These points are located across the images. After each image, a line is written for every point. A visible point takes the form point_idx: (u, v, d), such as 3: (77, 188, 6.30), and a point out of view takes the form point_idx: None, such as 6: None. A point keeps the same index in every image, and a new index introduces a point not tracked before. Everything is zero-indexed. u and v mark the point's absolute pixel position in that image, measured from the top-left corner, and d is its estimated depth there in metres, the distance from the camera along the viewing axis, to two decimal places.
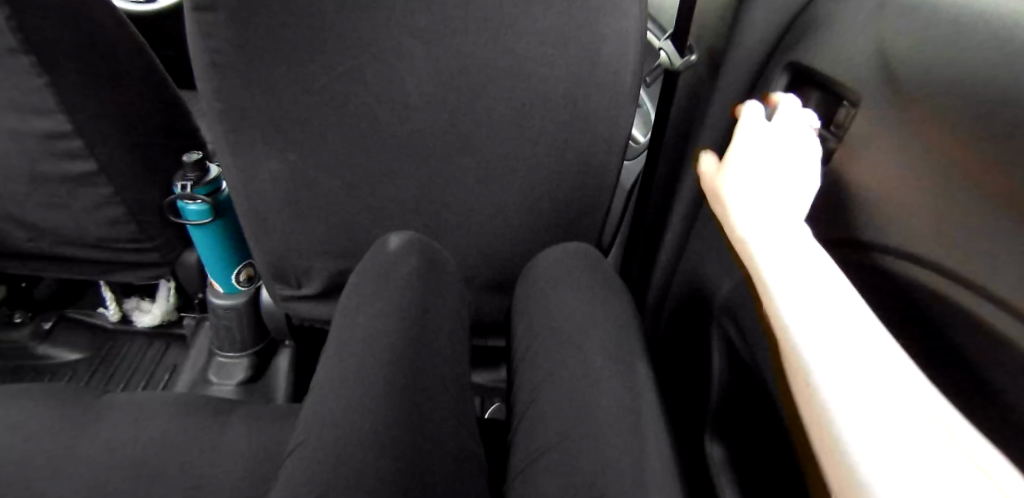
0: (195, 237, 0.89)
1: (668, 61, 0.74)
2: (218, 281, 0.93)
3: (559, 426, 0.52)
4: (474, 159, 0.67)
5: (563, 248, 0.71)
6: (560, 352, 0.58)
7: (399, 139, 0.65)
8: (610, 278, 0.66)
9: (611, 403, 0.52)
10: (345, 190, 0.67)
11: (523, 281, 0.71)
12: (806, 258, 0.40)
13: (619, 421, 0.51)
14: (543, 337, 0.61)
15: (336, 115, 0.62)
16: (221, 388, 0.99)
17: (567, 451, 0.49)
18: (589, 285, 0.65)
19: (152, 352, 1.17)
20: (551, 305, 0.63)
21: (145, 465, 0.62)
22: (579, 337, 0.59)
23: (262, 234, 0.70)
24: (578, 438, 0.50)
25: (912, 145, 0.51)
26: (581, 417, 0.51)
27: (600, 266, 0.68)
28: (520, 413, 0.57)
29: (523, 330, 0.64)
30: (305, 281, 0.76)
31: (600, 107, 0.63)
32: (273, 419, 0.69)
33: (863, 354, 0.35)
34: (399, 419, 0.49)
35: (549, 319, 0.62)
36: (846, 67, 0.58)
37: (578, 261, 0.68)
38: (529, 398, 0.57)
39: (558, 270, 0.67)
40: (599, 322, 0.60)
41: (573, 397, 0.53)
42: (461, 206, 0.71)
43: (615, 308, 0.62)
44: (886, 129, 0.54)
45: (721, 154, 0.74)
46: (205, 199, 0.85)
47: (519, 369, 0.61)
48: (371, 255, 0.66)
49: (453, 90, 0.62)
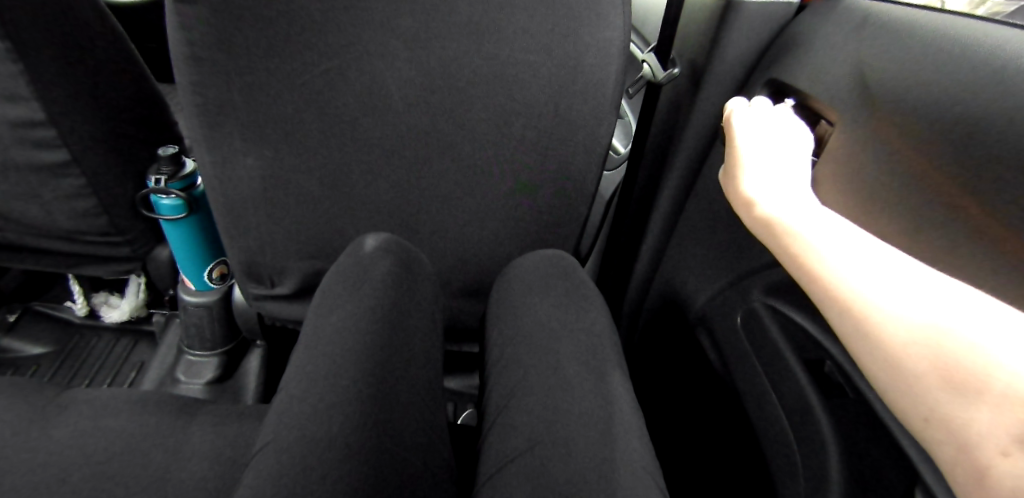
0: (167, 232, 0.86)
1: (651, 73, 0.72)
2: (190, 278, 0.91)
3: (532, 433, 0.51)
4: (454, 164, 0.66)
5: (538, 256, 0.70)
6: (534, 358, 0.57)
7: (378, 141, 0.64)
8: (589, 287, 0.66)
9: (586, 412, 0.51)
10: (322, 189, 0.66)
11: (497, 287, 0.70)
12: (817, 217, 0.46)
13: (593, 430, 0.50)
14: (517, 343, 0.60)
15: (314, 114, 0.61)
16: (188, 387, 0.96)
17: (537, 457, 0.48)
18: (565, 293, 0.64)
19: (119, 348, 1.13)
20: (526, 312, 0.63)
21: (104, 465, 0.60)
22: (553, 345, 0.58)
23: (236, 233, 0.68)
24: (551, 445, 0.49)
25: (890, 166, 0.52)
26: (554, 425, 0.51)
27: (578, 272, 0.67)
28: (491, 419, 0.56)
29: (497, 336, 0.63)
30: (278, 281, 0.74)
31: (582, 116, 0.63)
32: (240, 419, 0.67)
33: (885, 270, 0.41)
34: (372, 426, 0.48)
35: (523, 327, 0.61)
36: (826, 89, 0.59)
37: (552, 268, 0.67)
38: (501, 404, 0.56)
39: (533, 277, 0.66)
40: (575, 330, 0.59)
41: (547, 403, 0.53)
42: (439, 210, 0.70)
43: (592, 315, 0.62)
44: (864, 150, 0.55)
45: (702, 168, 0.74)
46: (180, 194, 0.82)
47: (491, 376, 0.60)
48: (345, 256, 0.65)
49: (436, 92, 0.61)
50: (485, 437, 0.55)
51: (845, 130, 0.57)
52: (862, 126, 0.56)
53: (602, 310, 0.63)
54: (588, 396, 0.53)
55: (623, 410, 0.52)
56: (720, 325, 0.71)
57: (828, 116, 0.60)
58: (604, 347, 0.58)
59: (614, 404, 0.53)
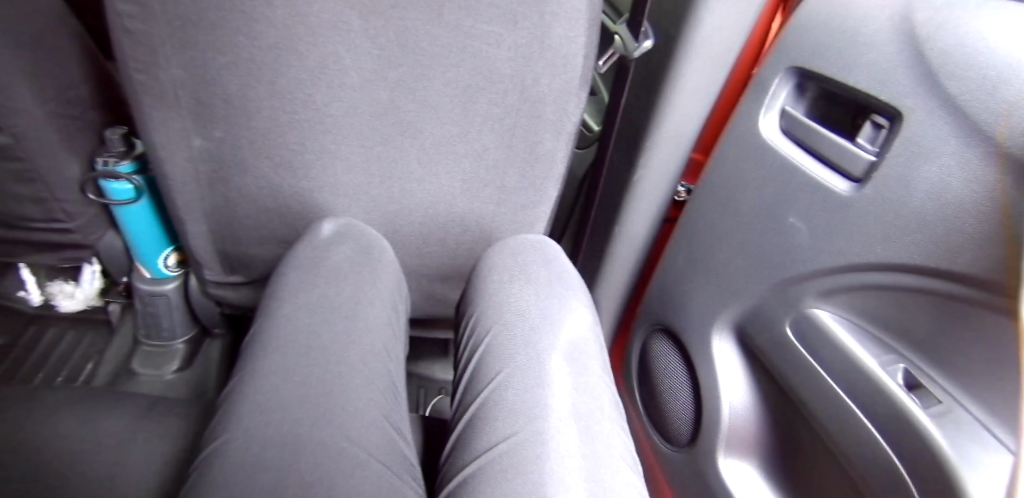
0: (121, 218, 0.81)
1: (623, 45, 0.67)
2: (146, 265, 0.87)
3: (508, 427, 0.49)
4: (416, 143, 0.63)
5: (516, 243, 0.68)
6: (514, 347, 0.55)
7: (334, 119, 0.60)
8: (573, 274, 0.64)
9: (563, 408, 0.50)
10: (276, 170, 0.63)
11: (473, 273, 0.67)
12: None
13: (570, 427, 0.48)
14: (497, 331, 0.58)
15: (264, 91, 0.57)
16: (147, 378, 0.93)
17: (512, 452, 0.47)
18: (546, 281, 0.62)
19: (72, 340, 1.05)
20: (506, 300, 0.60)
21: (50, 461, 0.56)
22: (532, 334, 0.56)
23: (194, 214, 0.66)
24: (527, 441, 0.47)
25: (936, 155, 0.44)
26: (531, 418, 0.49)
27: (560, 260, 0.65)
28: (466, 411, 0.53)
29: (473, 323, 0.61)
30: (240, 266, 0.72)
31: (550, 92, 0.60)
32: (198, 411, 0.64)
33: None
34: (329, 426, 0.45)
35: (501, 315, 0.59)
36: (858, 71, 0.52)
37: (532, 255, 0.65)
38: (476, 395, 0.54)
39: (510, 262, 0.64)
40: (554, 319, 0.57)
41: (526, 396, 0.51)
42: (404, 193, 0.66)
43: (574, 306, 0.60)
44: (907, 137, 0.47)
45: (678, 150, 0.70)
46: (132, 179, 0.77)
47: (467, 365, 0.58)
48: (300, 244, 0.61)
49: (396, 67, 0.57)
50: (457, 428, 0.53)
51: (886, 120, 0.50)
52: (897, 116, 0.48)
53: (585, 300, 0.61)
54: (569, 392, 0.51)
55: (599, 408, 0.51)
56: (691, 307, 0.70)
57: (872, 115, 0.51)
58: (585, 340, 0.57)
59: (591, 400, 0.51)
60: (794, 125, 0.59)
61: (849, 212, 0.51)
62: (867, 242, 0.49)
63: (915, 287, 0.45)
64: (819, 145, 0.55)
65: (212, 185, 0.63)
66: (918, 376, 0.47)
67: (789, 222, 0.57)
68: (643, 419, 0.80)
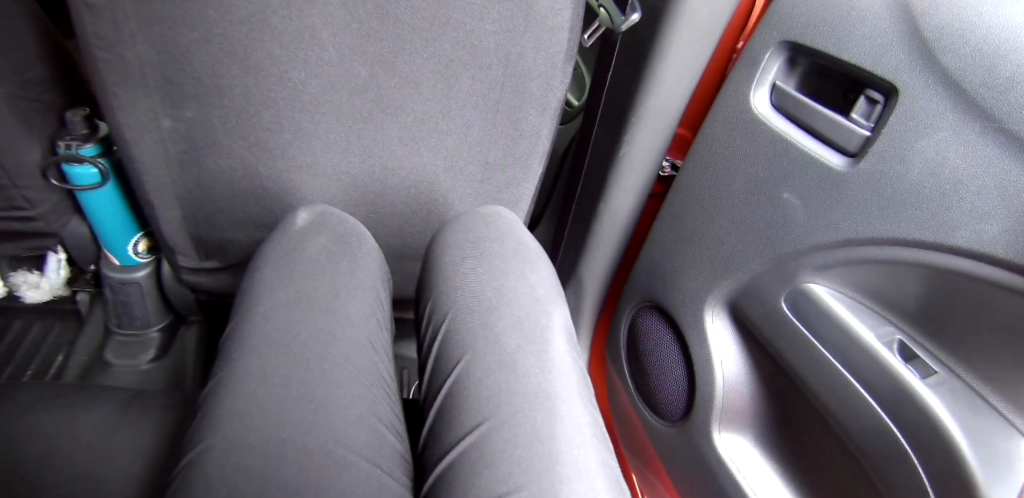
0: (85, 204, 0.78)
1: (609, 18, 0.65)
2: (113, 253, 0.83)
3: (478, 415, 0.48)
4: (398, 121, 0.61)
5: (470, 217, 0.66)
6: (476, 330, 0.54)
7: (312, 97, 0.58)
8: (530, 248, 0.63)
9: (530, 388, 0.49)
10: (252, 151, 0.61)
11: (431, 254, 0.66)
12: None
13: (539, 406, 0.47)
14: (458, 315, 0.57)
15: (237, 68, 0.54)
16: (121, 368, 0.91)
17: (483, 439, 0.46)
18: (503, 259, 0.60)
19: (37, 333, 1.00)
20: (467, 283, 0.59)
21: (29, 454, 0.55)
22: (493, 318, 0.55)
23: (168, 197, 0.64)
24: (497, 428, 0.46)
25: (933, 129, 0.44)
26: (498, 403, 0.48)
27: (515, 234, 0.64)
28: (437, 400, 0.52)
29: (433, 309, 0.60)
30: (217, 249, 0.70)
31: (535, 67, 0.58)
32: (180, 399, 0.63)
33: None
34: (316, 419, 0.45)
35: (462, 299, 0.58)
36: (852, 45, 0.52)
37: (486, 232, 0.64)
38: (444, 382, 0.53)
39: (469, 243, 0.63)
40: (514, 298, 0.56)
41: (492, 380, 0.50)
42: (386, 172, 0.65)
43: (532, 281, 0.59)
44: (904, 113, 0.47)
45: (662, 128, 0.70)
46: (96, 162, 0.74)
47: (432, 352, 0.57)
48: (275, 235, 0.61)
49: (375, 41, 0.55)
50: (430, 418, 0.52)
51: (881, 94, 0.50)
52: (892, 91, 0.48)
53: (543, 274, 0.61)
54: (536, 373, 0.50)
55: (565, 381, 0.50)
56: (681, 286, 0.70)
57: (868, 91, 0.51)
58: (545, 314, 0.56)
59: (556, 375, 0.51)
60: (787, 102, 0.58)
61: (843, 189, 0.51)
62: (862, 219, 0.49)
63: (910, 261, 0.46)
64: (805, 119, 0.56)
65: (184, 167, 0.61)
66: (911, 347, 0.49)
67: (782, 199, 0.57)
68: (632, 394, 0.81)
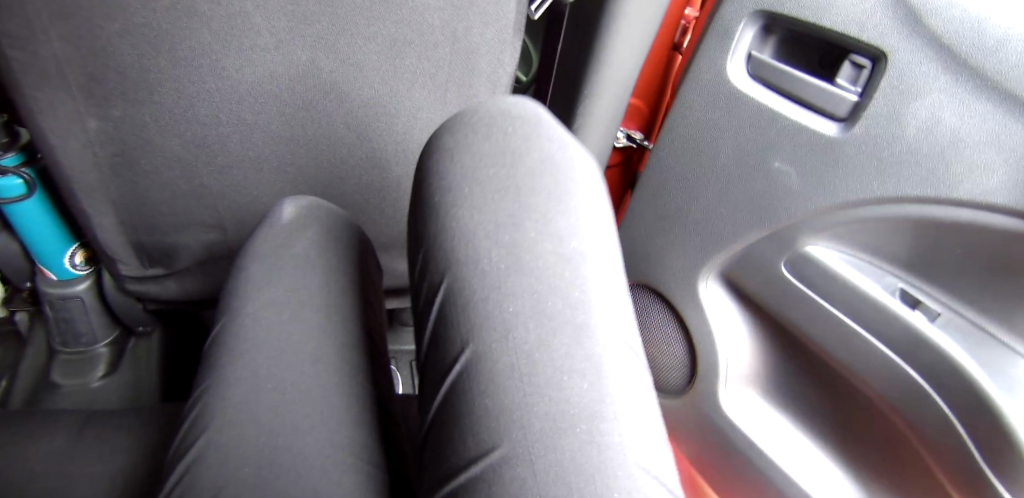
0: (14, 218, 0.72)
1: None
2: (49, 268, 0.78)
3: (488, 429, 0.33)
4: (344, 106, 0.59)
5: (484, 113, 0.49)
6: (490, 304, 0.38)
7: (249, 86, 0.54)
8: (568, 167, 0.45)
9: (558, 401, 0.33)
10: (189, 149, 0.57)
11: (421, 172, 0.48)
12: None
13: (573, 424, 0.33)
14: (464, 277, 0.40)
15: (162, 60, 0.49)
16: (70, 388, 0.85)
17: (500, 476, 0.32)
18: (522, 190, 0.42)
19: None
20: (471, 228, 0.41)
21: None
22: (511, 285, 0.38)
23: (105, 207, 0.59)
24: (516, 453, 0.32)
25: (920, 88, 0.49)
26: (517, 417, 0.33)
27: (538, 147, 0.45)
28: (437, 407, 0.38)
29: (428, 262, 0.43)
30: (169, 254, 0.67)
31: (484, 41, 0.59)
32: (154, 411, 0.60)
33: None
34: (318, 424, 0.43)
35: (465, 255, 0.40)
36: (824, 16, 0.56)
37: (494, 150, 0.45)
38: (448, 370, 0.38)
39: (481, 160, 0.45)
40: (537, 255, 0.39)
41: (516, 383, 0.34)
42: (339, 158, 0.64)
43: (563, 228, 0.41)
44: (891, 76, 0.52)
45: (615, 97, 0.71)
46: (23, 172, 0.69)
47: (431, 329, 0.41)
48: (260, 232, 0.55)
49: (314, 22, 0.51)
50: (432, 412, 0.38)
51: (863, 60, 0.54)
52: (875, 55, 0.53)
53: (580, 209, 0.42)
54: (569, 376, 0.34)
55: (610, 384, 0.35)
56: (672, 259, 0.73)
57: (849, 56, 0.55)
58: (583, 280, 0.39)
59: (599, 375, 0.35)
60: (768, 71, 0.63)
61: (837, 154, 0.56)
62: (862, 179, 0.54)
63: (914, 216, 0.51)
64: (791, 87, 0.60)
65: (117, 172, 0.56)
66: (912, 292, 0.55)
67: (777, 169, 0.61)
68: None
